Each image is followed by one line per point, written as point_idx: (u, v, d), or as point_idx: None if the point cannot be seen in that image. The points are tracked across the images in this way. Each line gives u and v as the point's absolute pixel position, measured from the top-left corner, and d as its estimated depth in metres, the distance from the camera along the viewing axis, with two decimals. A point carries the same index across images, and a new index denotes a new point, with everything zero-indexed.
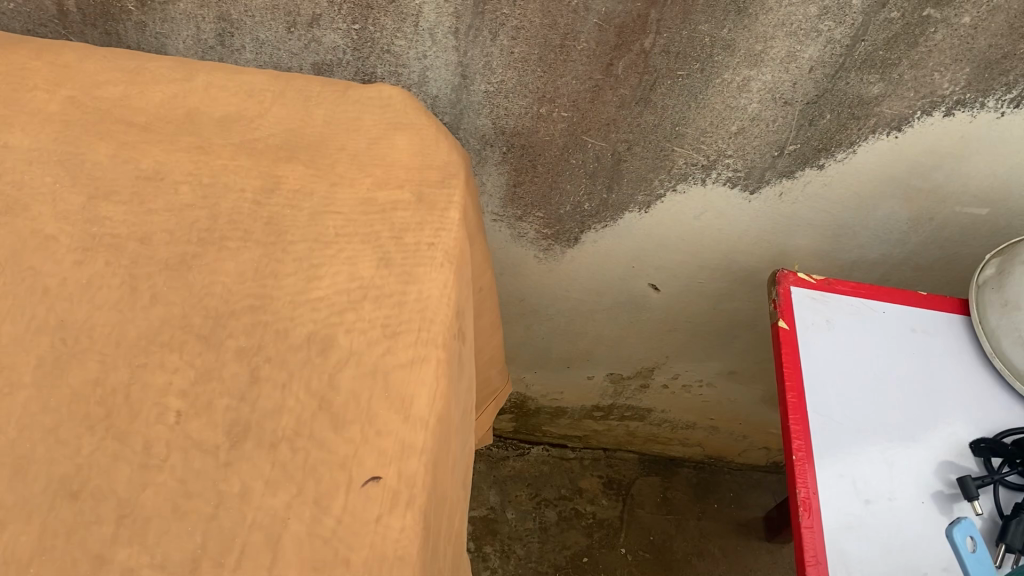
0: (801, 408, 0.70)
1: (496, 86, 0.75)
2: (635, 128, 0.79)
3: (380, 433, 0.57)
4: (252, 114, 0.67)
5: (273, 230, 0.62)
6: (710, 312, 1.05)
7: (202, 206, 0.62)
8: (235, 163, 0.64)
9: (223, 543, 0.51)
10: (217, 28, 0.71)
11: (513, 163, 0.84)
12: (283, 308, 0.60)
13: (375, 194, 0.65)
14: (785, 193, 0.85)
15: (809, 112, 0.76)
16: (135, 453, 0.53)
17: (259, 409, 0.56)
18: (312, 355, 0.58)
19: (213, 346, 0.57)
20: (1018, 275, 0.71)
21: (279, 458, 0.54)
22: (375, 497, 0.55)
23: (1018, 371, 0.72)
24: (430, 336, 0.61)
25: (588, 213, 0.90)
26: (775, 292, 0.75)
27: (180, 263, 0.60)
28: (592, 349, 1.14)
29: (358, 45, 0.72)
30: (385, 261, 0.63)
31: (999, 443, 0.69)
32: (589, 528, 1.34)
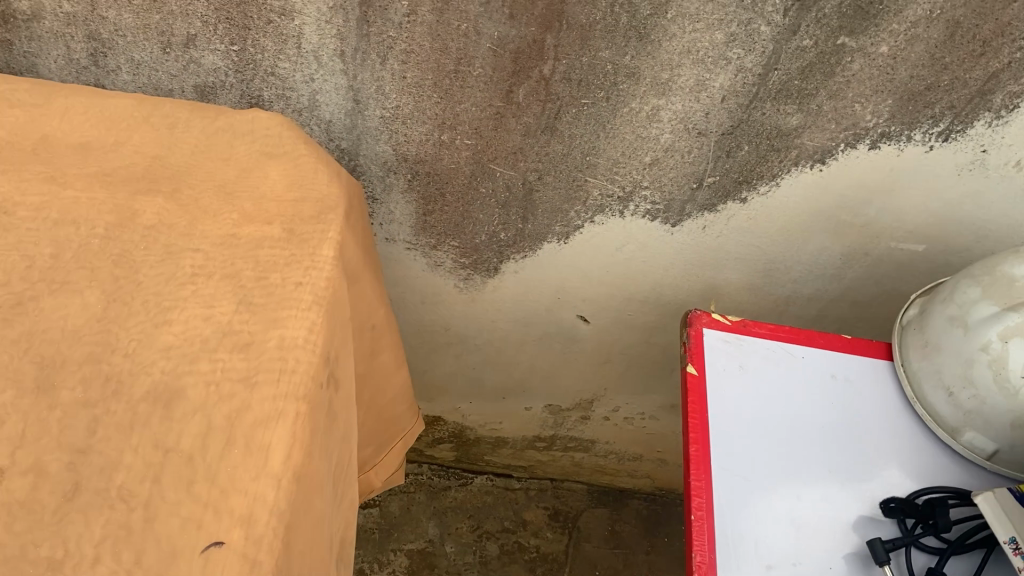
0: (704, 462, 0.65)
1: (392, 112, 0.71)
2: (543, 157, 0.74)
3: (227, 493, 0.52)
4: (111, 141, 0.63)
5: (123, 268, 0.57)
6: (644, 345, 1.00)
7: (47, 242, 0.57)
8: (89, 195, 0.59)
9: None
10: (88, 48, 0.66)
11: (419, 192, 0.79)
12: (126, 355, 0.55)
13: (238, 231, 0.61)
14: (709, 226, 0.81)
15: (725, 143, 0.71)
16: None
17: (91, 466, 0.51)
18: (155, 407, 0.54)
19: (45, 395, 0.53)
20: (937, 316, 0.66)
21: (111, 520, 0.49)
22: (217, 563, 0.49)
23: (940, 418, 0.68)
24: (289, 388, 0.56)
25: (504, 243, 0.85)
26: (687, 335, 0.71)
27: (18, 305, 0.55)
28: (527, 379, 1.09)
29: (239, 67, 0.67)
30: (246, 304, 0.58)
31: (910, 503, 0.64)
32: (533, 563, 1.29)
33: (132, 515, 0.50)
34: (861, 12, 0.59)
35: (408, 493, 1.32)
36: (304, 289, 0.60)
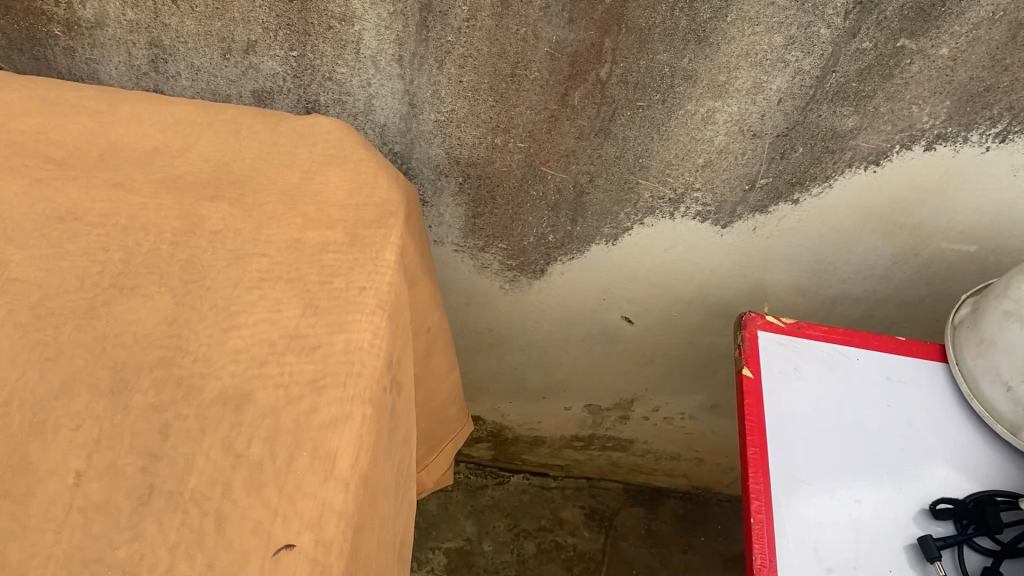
0: (762, 465, 0.65)
1: (447, 116, 0.71)
2: (596, 160, 0.74)
3: (295, 498, 0.53)
4: (176, 147, 0.64)
5: (191, 274, 0.58)
6: (688, 345, 1.00)
7: (117, 248, 0.58)
8: (156, 201, 0.60)
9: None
10: (150, 54, 0.67)
11: (470, 195, 0.79)
12: (197, 360, 0.56)
13: (304, 236, 0.61)
14: (759, 227, 0.80)
15: (780, 144, 0.71)
16: (30, 517, 0.49)
17: (166, 470, 0.52)
18: (227, 412, 0.54)
19: (119, 400, 0.53)
20: (989, 312, 0.66)
21: (187, 523, 0.50)
22: (288, 567, 0.50)
23: (998, 414, 0.68)
24: (355, 391, 0.57)
25: (553, 245, 0.85)
26: (741, 337, 0.71)
27: (90, 311, 0.56)
28: (568, 379, 1.10)
29: (298, 72, 0.67)
30: (311, 308, 0.59)
31: (960, 501, 0.65)
32: (570, 561, 1.30)
33: (206, 518, 0.51)
34: (922, 14, 0.59)
35: (445, 492, 1.33)
36: (368, 294, 0.60)
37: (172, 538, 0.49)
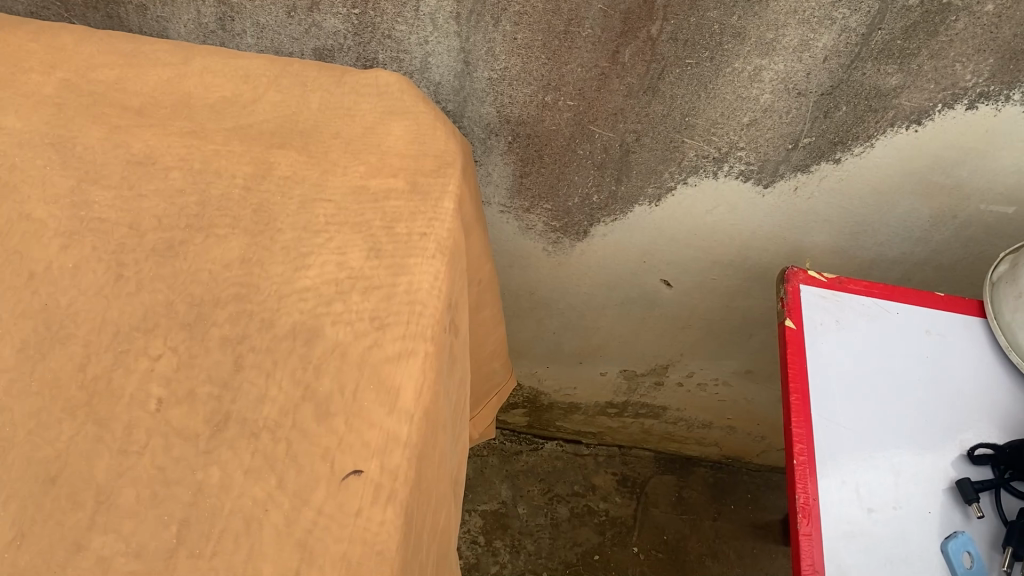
0: (805, 411, 0.67)
1: (500, 73, 0.73)
2: (643, 118, 0.76)
3: (363, 428, 0.56)
4: (247, 99, 0.66)
5: (263, 218, 0.61)
6: (724, 309, 1.01)
7: (192, 192, 0.61)
8: (228, 149, 0.63)
9: (201, 535, 0.51)
10: (218, 12, 0.70)
11: (518, 153, 0.82)
12: (269, 298, 0.59)
13: (368, 182, 0.64)
14: (801, 187, 0.82)
15: (824, 103, 0.73)
16: (115, 439, 0.53)
17: (242, 399, 0.55)
18: (297, 345, 0.57)
19: (197, 333, 0.57)
20: None
21: (260, 448, 0.54)
22: (356, 490, 0.54)
23: None
24: (418, 329, 0.60)
25: (596, 205, 0.87)
26: (784, 290, 0.73)
27: (168, 250, 0.59)
28: (605, 344, 1.12)
29: (358, 30, 0.70)
30: (375, 251, 0.62)
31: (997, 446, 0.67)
32: (602, 526, 1.33)
33: (278, 444, 0.54)
34: None
35: (481, 457, 1.37)
36: (428, 239, 0.63)
37: (245, 462, 0.53)
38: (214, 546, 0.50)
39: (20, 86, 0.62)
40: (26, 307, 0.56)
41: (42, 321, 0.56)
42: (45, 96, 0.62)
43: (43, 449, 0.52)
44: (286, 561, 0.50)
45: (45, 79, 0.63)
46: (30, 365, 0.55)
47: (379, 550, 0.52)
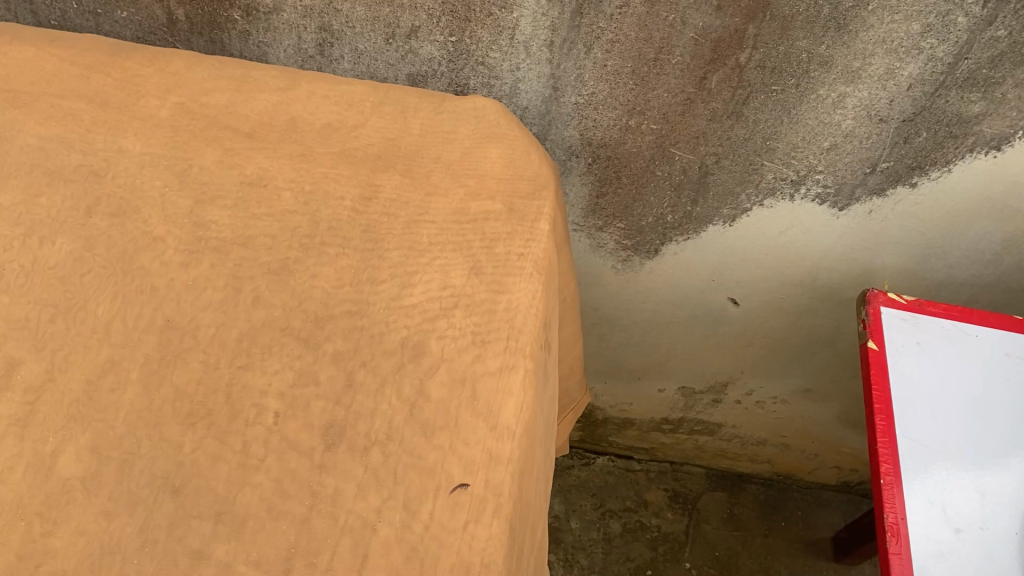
0: (890, 431, 0.68)
1: (587, 98, 0.75)
2: (725, 141, 0.78)
3: (468, 442, 0.58)
4: (352, 123, 0.68)
5: (370, 237, 0.63)
6: (790, 327, 1.03)
7: (303, 212, 0.63)
8: (336, 171, 0.65)
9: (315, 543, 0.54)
10: (318, 38, 0.72)
11: (597, 175, 0.83)
12: (378, 314, 0.61)
13: (468, 205, 0.66)
14: (875, 210, 0.83)
15: (904, 129, 0.74)
16: (234, 453, 0.56)
17: (353, 413, 0.58)
18: (405, 360, 0.60)
19: (312, 349, 0.59)
20: None
21: (371, 463, 0.56)
22: (463, 504, 0.56)
23: None
24: (517, 345, 0.62)
25: (670, 225, 0.88)
26: (864, 312, 0.74)
27: (282, 268, 0.61)
28: (665, 361, 1.13)
29: (453, 56, 0.73)
30: (476, 271, 0.64)
31: None
32: (654, 541, 1.34)
33: (390, 457, 0.57)
34: None
35: None
36: (526, 259, 0.65)
37: (359, 473, 0.56)
38: (330, 554, 0.53)
39: (138, 109, 0.64)
40: (148, 323, 0.59)
41: (164, 336, 0.59)
42: (162, 119, 0.64)
43: (166, 461, 0.56)
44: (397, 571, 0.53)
45: (161, 103, 0.65)
46: (155, 379, 0.58)
47: (485, 563, 0.54)
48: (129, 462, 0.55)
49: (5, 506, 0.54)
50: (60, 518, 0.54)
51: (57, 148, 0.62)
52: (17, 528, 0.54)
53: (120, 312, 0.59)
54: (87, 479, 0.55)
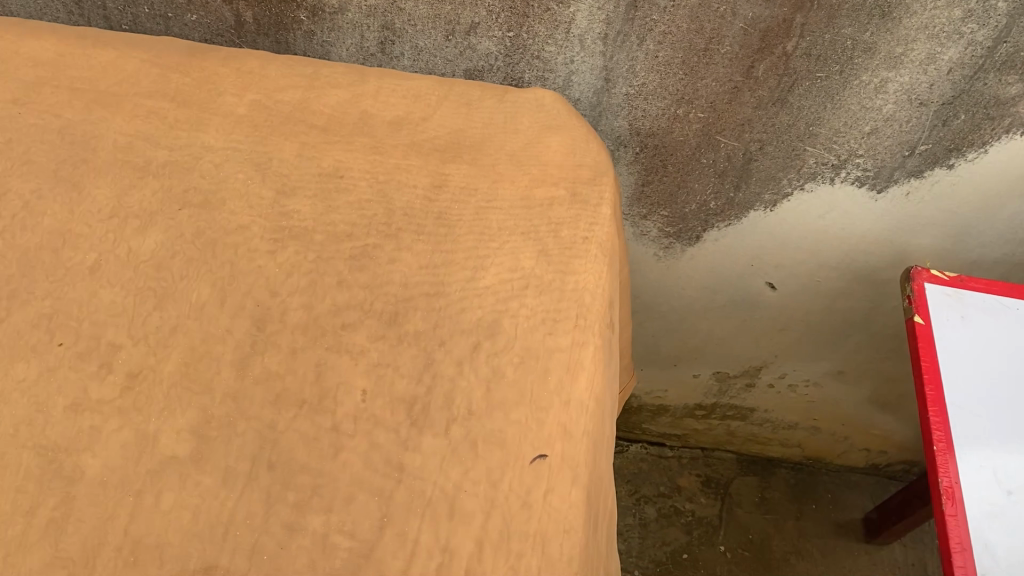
0: (940, 400, 0.72)
1: (637, 89, 0.78)
2: (769, 128, 0.81)
3: (543, 416, 0.61)
4: (418, 116, 0.71)
5: (443, 224, 0.67)
6: (824, 310, 1.05)
7: (379, 202, 0.66)
8: (407, 162, 0.68)
9: (405, 511, 0.57)
10: (380, 36, 0.76)
11: (644, 164, 0.86)
12: (454, 296, 0.64)
13: (533, 192, 0.69)
14: (912, 192, 0.86)
15: (943, 112, 0.77)
16: (325, 429, 0.59)
17: (436, 389, 0.61)
18: (481, 340, 0.63)
19: (394, 331, 0.63)
20: None
21: (454, 437, 0.60)
22: (543, 474, 0.60)
23: None
24: (586, 324, 0.65)
25: (712, 212, 0.91)
26: (908, 288, 0.77)
27: (362, 255, 0.64)
28: (701, 347, 1.16)
29: (510, 51, 0.76)
30: (543, 254, 0.67)
31: None
32: (689, 525, 1.37)
33: (473, 431, 0.60)
34: None
35: None
36: (591, 242, 0.68)
37: (446, 446, 0.59)
38: (419, 522, 0.57)
39: (218, 106, 0.67)
40: (238, 307, 0.62)
41: (255, 320, 0.62)
42: (241, 116, 0.67)
43: (261, 436, 0.59)
44: (485, 536, 0.57)
45: (238, 100, 0.68)
46: (248, 361, 0.61)
47: (566, 529, 0.58)
48: (226, 438, 0.59)
49: (112, 484, 0.57)
50: (166, 493, 0.57)
51: (144, 145, 0.65)
52: (125, 504, 0.56)
53: (212, 297, 0.62)
54: (189, 457, 0.58)
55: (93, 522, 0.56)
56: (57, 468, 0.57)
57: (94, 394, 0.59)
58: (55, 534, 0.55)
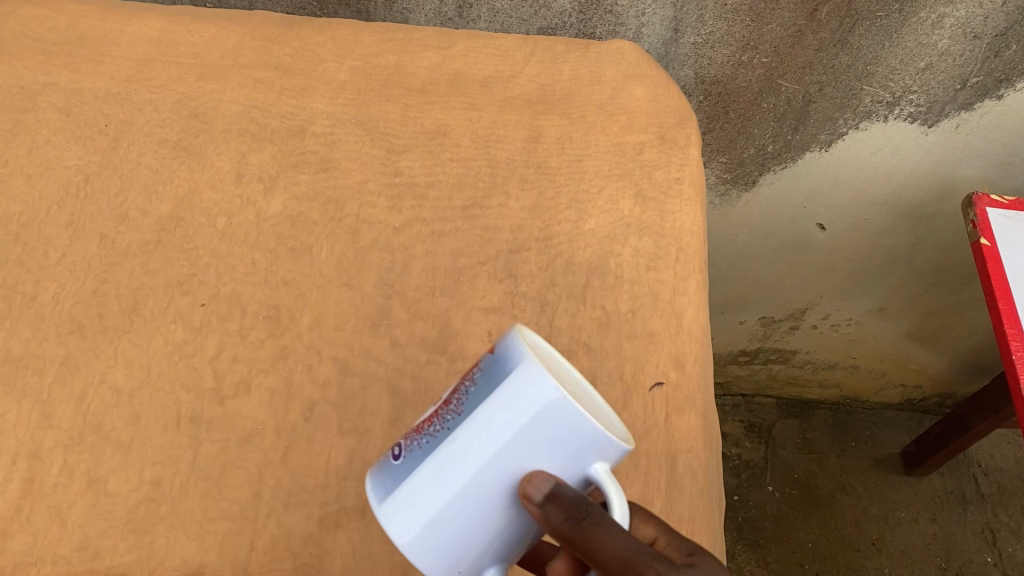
0: (1013, 313, 0.76)
1: (705, 37, 0.82)
2: (829, 69, 0.84)
3: (655, 349, 0.62)
4: (507, 74, 0.75)
5: (543, 172, 0.70)
6: (871, 248, 1.09)
7: (481, 156, 0.70)
8: (503, 117, 0.72)
9: None
10: (459, 2, 0.80)
11: (707, 111, 0.91)
12: (564, 241, 0.67)
13: (624, 139, 0.72)
14: (962, 124, 0.90)
15: (996, 44, 0.80)
16: (452, 366, 0.60)
17: (556, 327, 0.63)
18: (593, 280, 0.65)
19: (511, 275, 0.65)
20: None
21: (577, 368, 0.61)
22: (662, 400, 0.60)
23: None
24: (687, 264, 0.67)
25: (770, 155, 0.96)
26: (972, 214, 0.81)
27: (474, 205, 0.68)
28: (748, 293, 1.22)
29: (584, 8, 0.80)
30: (641, 198, 0.69)
31: None
32: (737, 469, 1.43)
33: (595, 364, 0.62)
34: None
35: None
36: (683, 183, 0.70)
37: None
38: None
39: (320, 73, 0.73)
40: (361, 257, 0.65)
41: (381, 269, 0.64)
42: (344, 82, 0.72)
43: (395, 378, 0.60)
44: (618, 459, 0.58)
45: (339, 67, 0.73)
46: (378, 312, 0.63)
47: (689, 448, 0.59)
48: (368, 383, 0.60)
49: (263, 434, 0.58)
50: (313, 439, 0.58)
51: (259, 112, 0.70)
52: (278, 448, 0.58)
53: (338, 251, 0.65)
54: (335, 403, 0.59)
55: (250, 468, 0.57)
56: (213, 421, 0.58)
57: (241, 350, 0.61)
58: (216, 490, 0.56)
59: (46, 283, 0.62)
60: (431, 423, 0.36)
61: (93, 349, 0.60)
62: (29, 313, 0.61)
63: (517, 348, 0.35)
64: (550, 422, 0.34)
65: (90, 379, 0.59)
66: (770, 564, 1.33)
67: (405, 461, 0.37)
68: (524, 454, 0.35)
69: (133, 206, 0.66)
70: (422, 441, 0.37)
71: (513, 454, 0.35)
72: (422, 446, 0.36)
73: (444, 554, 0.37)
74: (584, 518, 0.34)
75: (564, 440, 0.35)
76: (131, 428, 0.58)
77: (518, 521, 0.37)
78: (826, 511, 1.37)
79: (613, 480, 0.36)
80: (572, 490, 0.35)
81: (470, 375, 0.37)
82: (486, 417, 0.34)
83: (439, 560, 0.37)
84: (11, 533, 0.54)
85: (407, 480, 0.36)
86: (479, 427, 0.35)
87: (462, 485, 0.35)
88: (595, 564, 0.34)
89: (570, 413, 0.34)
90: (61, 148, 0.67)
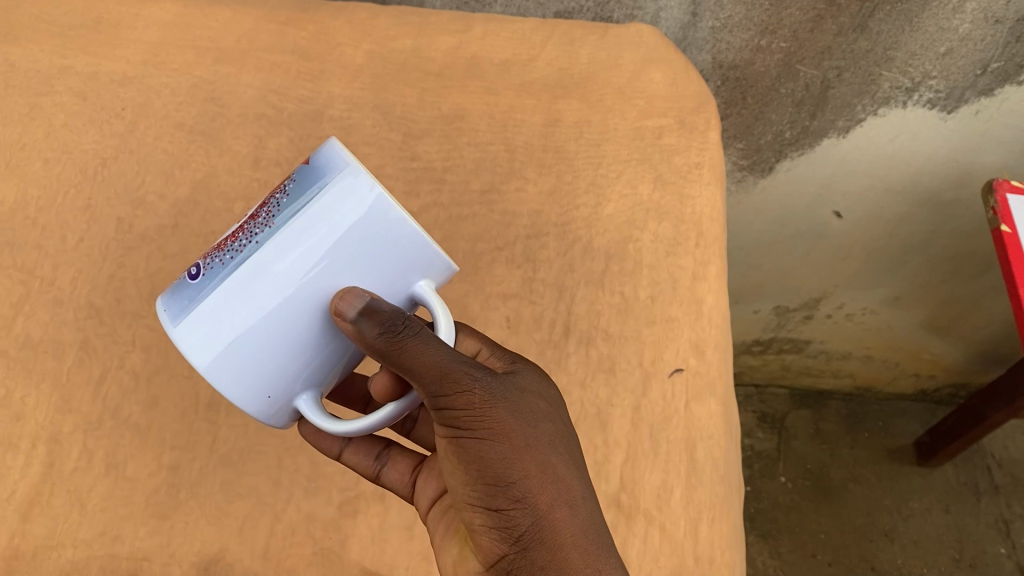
0: None
1: (723, 22, 0.82)
2: (848, 54, 0.84)
3: (674, 335, 0.62)
4: (525, 57, 0.74)
5: (561, 157, 0.69)
6: (887, 237, 1.08)
7: (500, 142, 0.69)
8: (521, 102, 0.72)
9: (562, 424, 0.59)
10: None
11: (725, 96, 0.91)
12: (582, 226, 0.66)
13: (644, 123, 0.71)
14: (983, 111, 0.88)
15: (1018, 29, 0.79)
16: None
17: (576, 313, 0.63)
18: (611, 266, 0.65)
19: (530, 261, 0.65)
20: None
21: (596, 354, 0.61)
22: (681, 386, 0.60)
23: None
24: (707, 249, 0.66)
25: (787, 141, 0.95)
26: (993, 200, 0.81)
27: (492, 190, 0.67)
28: (763, 281, 1.22)
29: None
30: (661, 182, 0.68)
31: None
32: (748, 460, 1.43)
33: (614, 350, 0.61)
34: None
35: None
36: (703, 168, 0.69)
37: (589, 365, 0.61)
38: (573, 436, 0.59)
39: (337, 57, 0.72)
40: None
41: None
42: (361, 66, 0.72)
43: None
44: (638, 446, 0.58)
45: (355, 51, 0.73)
46: None
47: (709, 435, 0.58)
48: None
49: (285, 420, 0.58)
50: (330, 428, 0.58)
51: (277, 97, 0.70)
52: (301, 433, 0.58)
53: None
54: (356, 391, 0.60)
55: (271, 453, 0.57)
56: (232, 406, 0.58)
57: None
58: (237, 476, 0.56)
59: (64, 268, 0.62)
60: (235, 240, 0.39)
61: (110, 334, 0.60)
62: (47, 298, 0.61)
63: (333, 158, 0.39)
64: (368, 231, 0.39)
65: (108, 363, 0.59)
66: (782, 555, 1.33)
67: (204, 279, 0.39)
68: (339, 269, 0.39)
69: (150, 190, 0.65)
70: (224, 257, 0.39)
71: (330, 267, 0.39)
72: (225, 261, 0.39)
73: (249, 375, 0.40)
74: (401, 331, 0.39)
75: (380, 251, 0.40)
76: (149, 414, 0.57)
77: (326, 345, 0.42)
78: (839, 502, 1.37)
79: (438, 298, 0.43)
80: (387, 307, 0.39)
81: (278, 192, 0.40)
82: (306, 226, 0.38)
83: (250, 376, 0.40)
84: (31, 517, 0.53)
85: (215, 292, 0.38)
86: (295, 238, 0.38)
87: (278, 298, 0.38)
88: (409, 371, 0.39)
89: (384, 223, 0.39)
90: (79, 133, 0.67)
